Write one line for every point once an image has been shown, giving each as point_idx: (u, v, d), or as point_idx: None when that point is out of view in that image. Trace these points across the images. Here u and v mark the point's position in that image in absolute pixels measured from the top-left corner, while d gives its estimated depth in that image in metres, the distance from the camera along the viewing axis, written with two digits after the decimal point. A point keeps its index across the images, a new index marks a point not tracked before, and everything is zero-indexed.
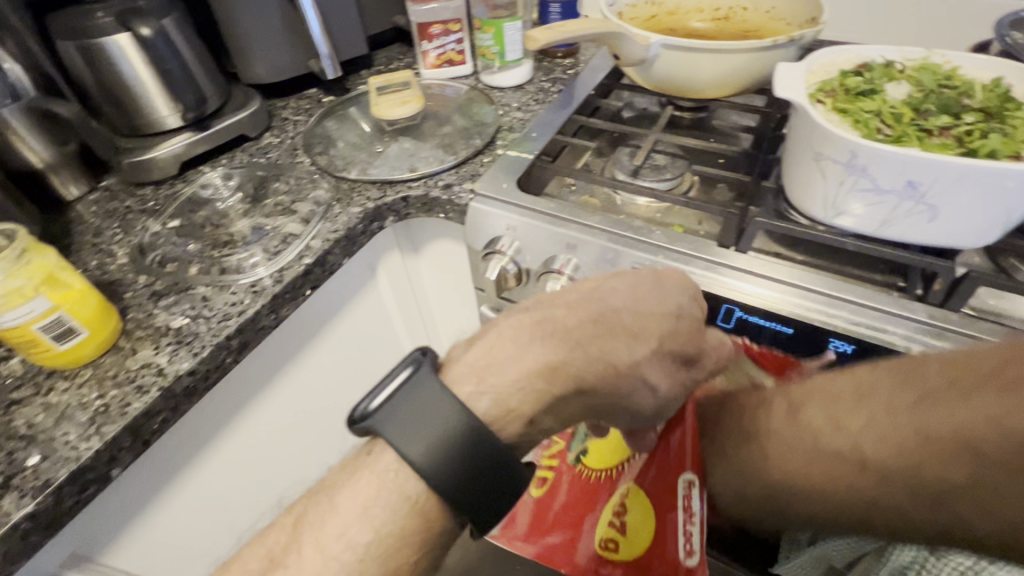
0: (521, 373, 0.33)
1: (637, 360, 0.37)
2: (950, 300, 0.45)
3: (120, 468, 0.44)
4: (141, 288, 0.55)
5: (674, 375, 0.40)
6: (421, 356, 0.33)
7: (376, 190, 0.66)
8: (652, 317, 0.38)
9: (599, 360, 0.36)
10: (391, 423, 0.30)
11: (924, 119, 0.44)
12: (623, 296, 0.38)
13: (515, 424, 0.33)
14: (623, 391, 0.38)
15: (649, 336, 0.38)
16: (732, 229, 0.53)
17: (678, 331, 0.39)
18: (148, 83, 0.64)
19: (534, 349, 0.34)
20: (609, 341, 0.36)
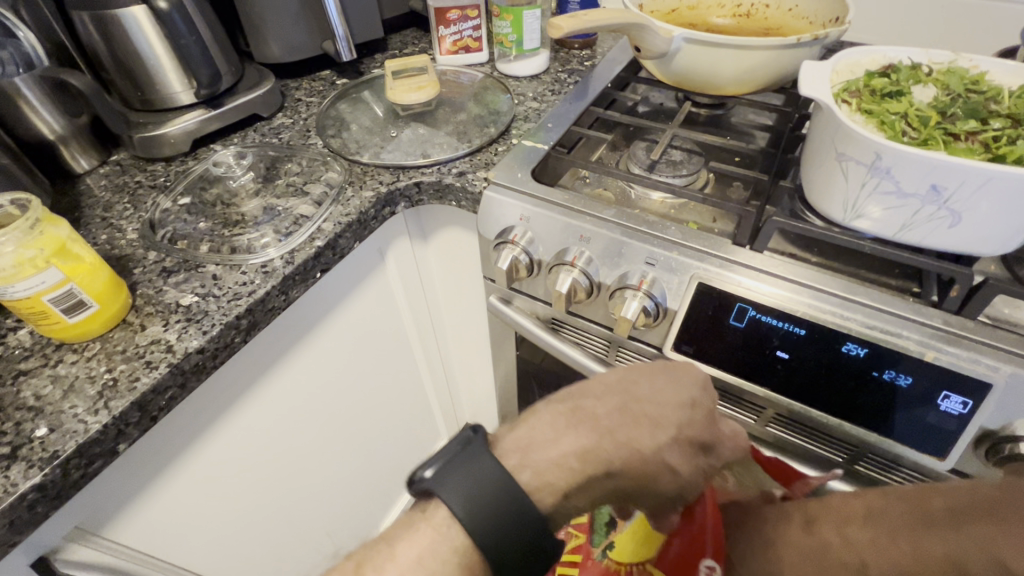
0: (559, 452, 0.37)
1: (659, 447, 0.39)
2: (967, 307, 0.44)
3: (127, 443, 0.44)
4: (151, 264, 0.55)
5: (696, 460, 0.41)
6: (473, 430, 0.37)
7: (388, 175, 0.65)
8: (668, 406, 0.40)
9: (626, 449, 0.38)
10: (444, 486, 0.34)
11: (950, 123, 0.44)
12: (645, 386, 0.41)
13: (549, 498, 0.37)
14: (649, 477, 0.40)
15: (668, 424, 0.40)
16: (748, 227, 0.52)
17: (694, 420, 0.40)
18: (163, 58, 0.64)
19: (565, 435, 0.38)
20: (634, 430, 0.39)
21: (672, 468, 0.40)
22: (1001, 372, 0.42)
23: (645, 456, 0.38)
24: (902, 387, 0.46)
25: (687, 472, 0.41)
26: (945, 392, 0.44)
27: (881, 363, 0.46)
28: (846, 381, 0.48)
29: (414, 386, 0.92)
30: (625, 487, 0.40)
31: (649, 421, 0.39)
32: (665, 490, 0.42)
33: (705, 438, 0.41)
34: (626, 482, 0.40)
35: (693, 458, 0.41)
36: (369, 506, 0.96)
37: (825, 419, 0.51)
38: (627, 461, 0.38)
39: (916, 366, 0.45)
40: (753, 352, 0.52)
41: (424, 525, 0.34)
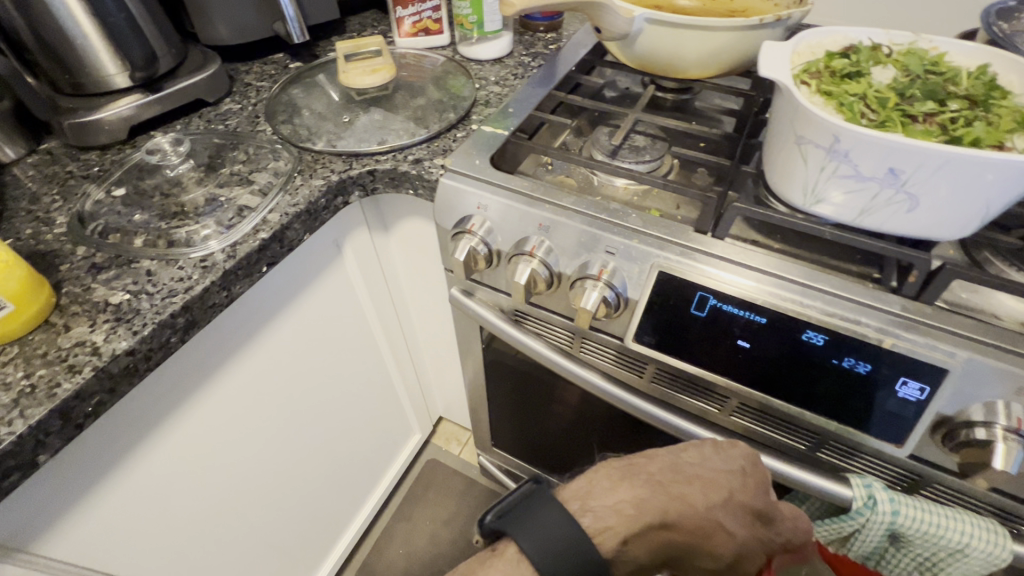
0: (620, 499, 0.32)
1: (712, 508, 0.35)
2: (924, 293, 0.44)
3: (48, 454, 0.41)
4: (80, 260, 0.51)
5: (752, 525, 0.37)
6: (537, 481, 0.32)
7: (341, 162, 0.62)
8: (723, 470, 0.37)
9: (683, 508, 0.34)
10: (517, 527, 0.29)
11: (909, 105, 0.43)
12: (697, 451, 0.38)
13: (611, 543, 0.31)
14: (704, 541, 0.35)
15: (721, 487, 0.36)
16: (709, 213, 0.51)
17: (748, 485, 0.37)
18: (92, 38, 0.59)
19: (629, 487, 0.33)
20: (689, 487, 0.35)
21: (729, 532, 0.36)
22: (957, 358, 0.41)
23: (698, 520, 0.34)
24: (862, 374, 0.45)
25: (743, 538, 0.36)
26: (903, 378, 0.44)
27: (841, 351, 0.45)
28: (806, 370, 0.48)
29: (380, 383, 0.90)
30: (673, 552, 0.35)
31: (705, 485, 0.36)
32: (716, 559, 0.37)
33: (762, 506, 0.37)
34: (680, 547, 0.35)
35: (749, 523, 0.37)
36: (338, 505, 0.94)
37: (788, 409, 0.51)
38: (684, 525, 0.34)
39: (875, 353, 0.44)
40: (715, 341, 0.51)
41: (498, 566, 0.29)
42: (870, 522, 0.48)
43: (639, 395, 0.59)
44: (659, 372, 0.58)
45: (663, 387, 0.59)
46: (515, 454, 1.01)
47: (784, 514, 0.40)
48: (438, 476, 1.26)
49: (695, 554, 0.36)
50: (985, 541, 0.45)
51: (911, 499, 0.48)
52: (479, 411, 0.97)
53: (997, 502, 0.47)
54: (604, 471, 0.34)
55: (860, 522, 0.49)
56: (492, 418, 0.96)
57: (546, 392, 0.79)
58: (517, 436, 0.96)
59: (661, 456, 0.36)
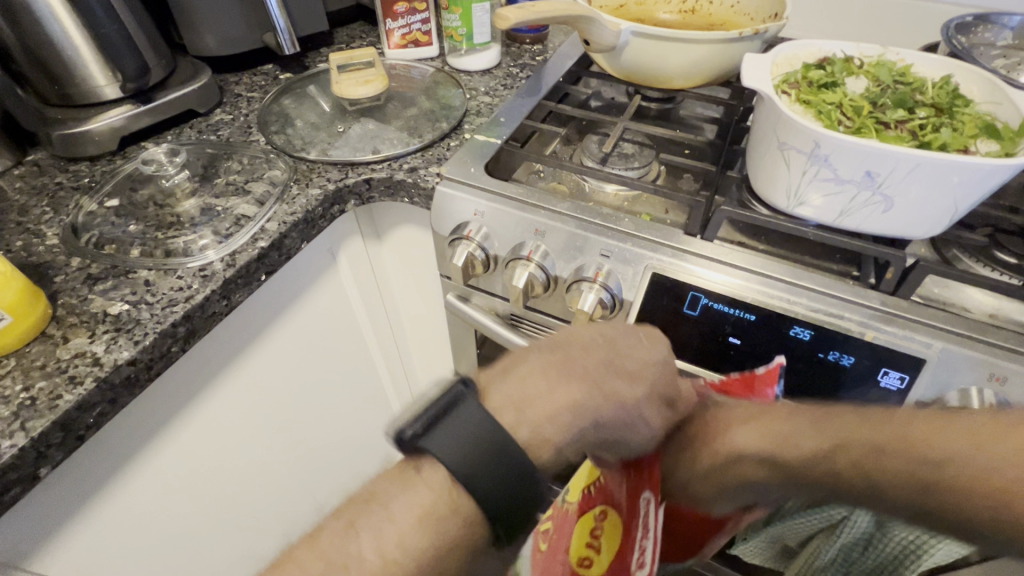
0: (554, 404, 0.33)
1: (642, 405, 0.36)
2: (901, 288, 0.47)
3: (49, 467, 0.40)
4: (74, 271, 0.50)
5: (671, 420, 0.39)
6: (461, 390, 0.30)
7: (337, 172, 0.63)
8: (656, 366, 0.37)
9: (612, 403, 0.35)
10: (443, 450, 0.28)
11: (881, 112, 0.46)
12: (631, 348, 0.37)
13: (546, 452, 0.32)
14: (626, 431, 0.37)
15: (647, 380, 0.36)
16: (698, 217, 0.53)
17: (673, 381, 0.39)
18: (82, 49, 0.59)
19: (558, 391, 0.33)
20: (622, 384, 0.35)
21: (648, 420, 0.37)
22: (933, 348, 0.44)
23: (622, 411, 0.35)
24: (846, 367, 0.48)
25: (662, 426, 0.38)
26: (884, 368, 0.46)
27: (826, 345, 0.48)
28: (795, 364, 0.50)
29: (374, 389, 0.90)
30: (594, 442, 0.36)
31: (631, 378, 0.36)
32: (637, 444, 0.38)
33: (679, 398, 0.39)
34: (604, 438, 0.36)
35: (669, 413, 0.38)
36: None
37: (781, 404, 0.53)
38: (610, 418, 0.35)
39: (858, 345, 0.46)
40: (707, 339, 0.53)
41: (421, 489, 0.29)
42: None
43: None
44: None
45: None
46: None
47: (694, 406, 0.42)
48: None
49: (617, 444, 0.37)
50: None
51: None
52: None
53: None
54: (528, 372, 0.34)
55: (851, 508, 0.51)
56: None
57: None
58: None
59: (586, 348, 0.36)
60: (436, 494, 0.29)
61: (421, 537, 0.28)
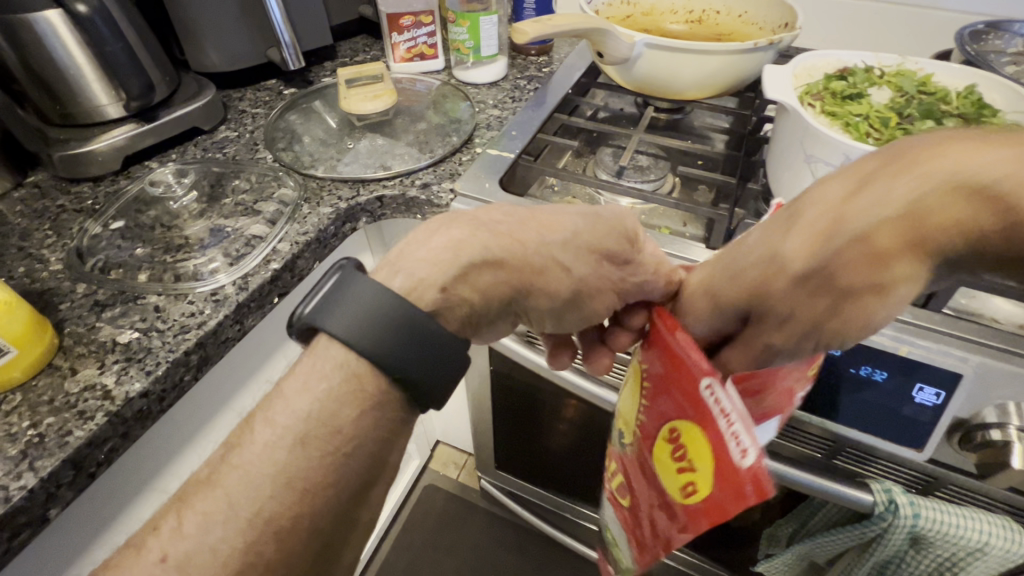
0: (431, 250, 0.33)
1: (547, 246, 0.36)
2: (933, 300, 0.46)
3: (60, 508, 0.39)
4: (81, 298, 0.49)
5: (597, 265, 0.38)
6: (349, 263, 0.32)
7: (348, 189, 0.62)
8: (560, 215, 0.38)
9: (515, 249, 0.35)
10: (326, 316, 0.30)
11: (909, 123, 0.45)
12: (543, 207, 0.38)
13: (433, 293, 0.32)
14: (538, 275, 0.36)
15: (560, 230, 0.37)
16: (720, 231, 0.53)
17: (590, 226, 0.38)
18: (85, 67, 0.57)
19: (452, 238, 0.34)
20: (517, 229, 0.36)
21: (566, 270, 0.37)
22: (972, 363, 0.43)
23: (529, 258, 0.36)
24: (879, 382, 0.47)
25: (583, 276, 0.37)
26: (919, 384, 0.45)
27: (859, 360, 0.47)
28: (824, 379, 0.49)
29: None
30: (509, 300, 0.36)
31: (542, 229, 0.37)
32: (557, 297, 0.38)
33: (608, 247, 0.38)
34: (515, 291, 0.36)
35: (589, 261, 0.37)
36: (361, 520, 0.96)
37: (806, 418, 0.51)
38: (516, 265, 0.35)
39: (891, 360, 0.45)
40: None
41: (310, 358, 0.31)
42: (894, 526, 0.49)
43: None
44: None
45: None
46: (519, 476, 1.00)
47: (642, 265, 0.39)
48: (437, 502, 1.24)
49: (534, 299, 0.37)
50: (1003, 539, 0.46)
51: (929, 501, 0.49)
52: (481, 430, 0.96)
53: (1007, 498, 0.49)
54: (424, 233, 0.35)
55: (883, 527, 0.50)
56: (495, 440, 0.95)
57: (553, 412, 0.78)
58: (523, 457, 0.95)
59: (495, 212, 0.37)
60: (328, 355, 0.30)
61: (307, 399, 0.29)
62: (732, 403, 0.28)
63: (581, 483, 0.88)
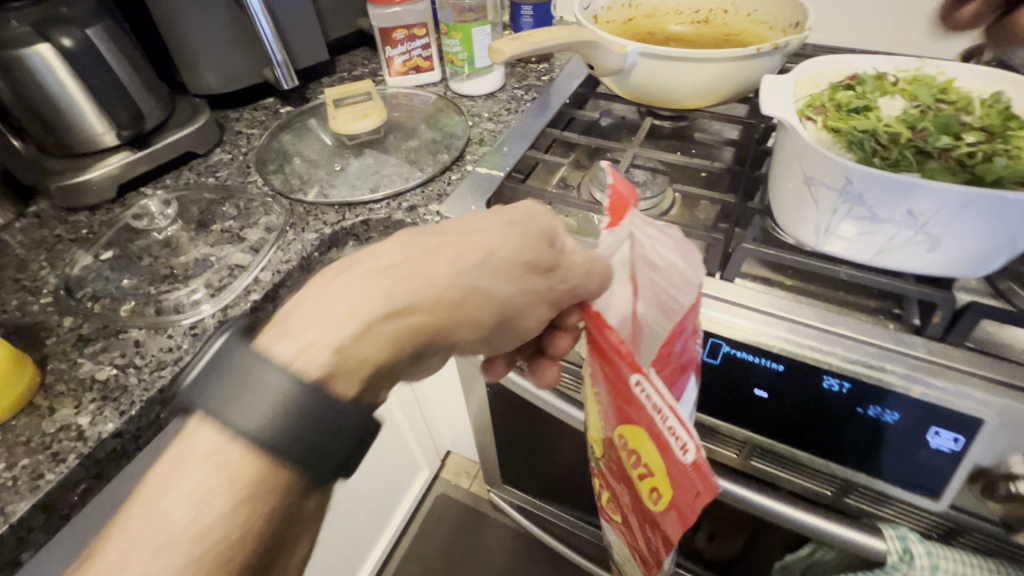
0: (329, 303, 0.28)
1: (465, 277, 0.30)
2: (952, 333, 0.42)
3: (32, 551, 0.39)
4: (66, 333, 0.49)
5: (525, 283, 0.33)
6: (234, 331, 0.27)
7: (334, 213, 0.61)
8: (476, 234, 0.32)
9: (429, 284, 0.30)
10: (195, 400, 0.26)
11: (922, 141, 0.40)
12: (460, 223, 0.33)
13: (323, 358, 0.27)
14: (458, 312, 0.31)
15: (476, 252, 0.31)
16: (716, 255, 0.49)
17: (515, 245, 0.32)
18: (74, 99, 0.58)
19: (353, 287, 0.28)
20: (425, 262, 0.30)
21: (492, 295, 0.31)
22: (993, 408, 0.39)
23: (445, 293, 0.30)
24: (890, 424, 0.43)
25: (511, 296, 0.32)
26: (934, 428, 0.41)
27: (867, 399, 0.43)
28: (829, 420, 0.45)
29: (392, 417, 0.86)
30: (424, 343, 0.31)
31: (455, 252, 0.31)
32: (481, 326, 0.32)
33: (535, 257, 0.33)
34: (433, 332, 0.30)
35: (519, 280, 0.32)
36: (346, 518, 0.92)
37: (807, 458, 0.48)
38: (432, 304, 0.30)
39: (903, 401, 0.41)
40: (728, 390, 0.48)
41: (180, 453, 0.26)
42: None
43: None
44: None
45: None
46: (526, 492, 0.99)
47: (575, 267, 0.34)
48: (449, 512, 1.23)
49: (458, 333, 0.32)
50: None
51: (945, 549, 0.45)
52: (485, 445, 0.95)
53: None
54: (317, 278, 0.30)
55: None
56: (500, 457, 0.94)
57: (553, 432, 0.76)
58: (529, 475, 0.93)
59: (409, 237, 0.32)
60: (201, 443, 0.26)
61: (183, 504, 0.25)
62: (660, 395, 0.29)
63: (586, 505, 0.85)
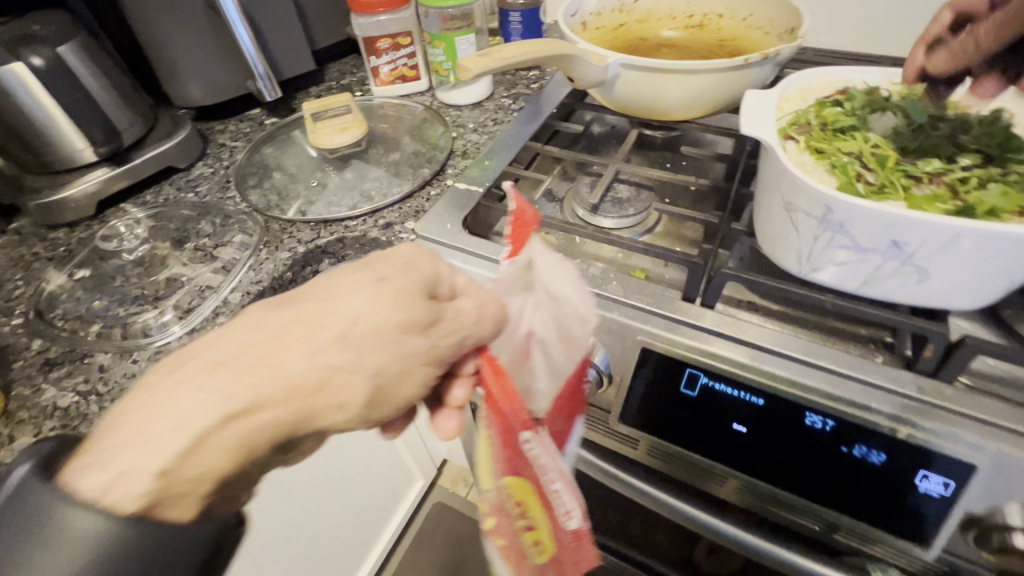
0: (166, 410, 0.26)
1: (317, 362, 0.28)
2: (944, 369, 0.39)
3: None
4: (33, 356, 0.49)
5: (397, 350, 0.29)
6: (32, 468, 0.27)
7: (310, 230, 0.59)
8: (335, 302, 0.29)
9: (272, 375, 0.27)
10: None
11: (911, 164, 0.37)
12: (323, 288, 0.30)
13: (137, 483, 0.26)
14: (312, 402, 0.28)
15: (336, 323, 0.28)
16: (696, 280, 0.46)
17: (376, 321, 0.29)
18: (50, 116, 0.57)
19: (189, 388, 0.27)
20: (269, 347, 0.28)
21: (358, 371, 0.28)
22: (984, 451, 0.36)
23: (297, 379, 0.27)
24: (877, 465, 0.40)
25: (384, 367, 0.29)
26: (922, 472, 0.39)
27: (851, 437, 0.40)
28: (812, 457, 0.42)
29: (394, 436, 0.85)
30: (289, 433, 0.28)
31: (309, 329, 0.28)
32: (349, 410, 0.29)
33: (408, 318, 0.29)
34: (296, 422, 0.28)
35: (391, 346, 0.29)
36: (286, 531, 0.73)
37: (791, 496, 0.45)
38: (281, 396, 0.27)
39: (889, 441, 0.39)
40: (707, 423, 0.46)
41: None
42: None
43: None
44: (652, 451, 0.51)
45: (661, 464, 0.52)
46: None
47: (457, 320, 0.31)
48: (445, 522, 1.22)
49: (330, 419, 0.29)
50: None
51: None
52: None
53: None
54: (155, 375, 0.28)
55: None
56: None
57: None
58: None
59: (264, 313, 0.29)
60: None
61: None
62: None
63: None
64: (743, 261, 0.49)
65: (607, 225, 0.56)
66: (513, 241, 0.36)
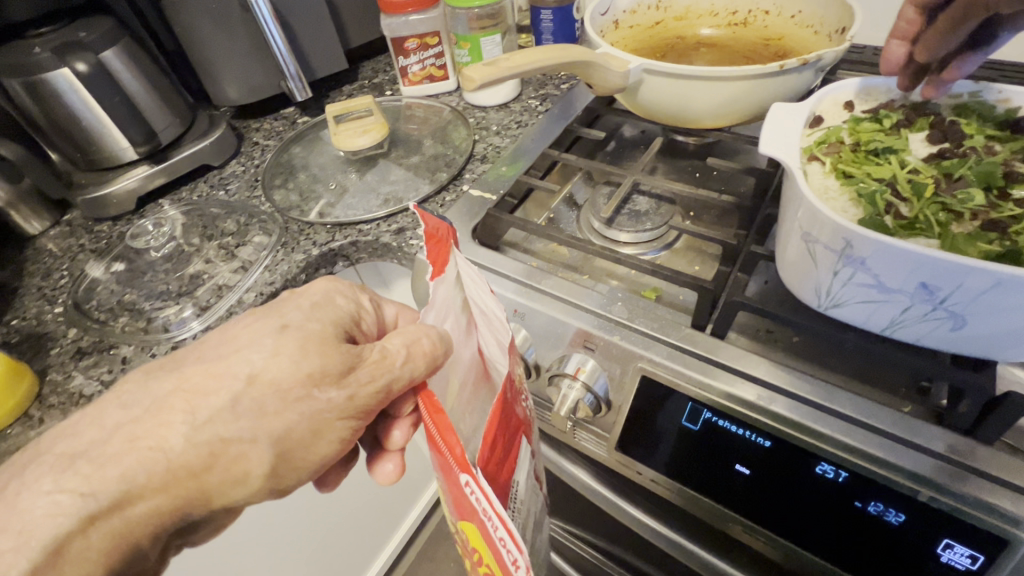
0: (47, 503, 0.30)
1: (189, 443, 0.32)
2: (981, 428, 0.34)
3: None
4: (68, 344, 0.52)
5: (291, 414, 0.33)
6: None
7: (325, 233, 0.60)
8: (210, 378, 0.33)
9: (147, 458, 0.32)
10: None
11: (951, 195, 0.33)
12: (216, 348, 0.35)
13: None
14: (200, 474, 0.33)
15: (214, 398, 0.33)
16: (706, 305, 0.43)
17: (249, 398, 0.33)
18: (96, 117, 0.61)
19: (40, 489, 0.31)
20: (139, 430, 0.32)
21: (251, 439, 0.33)
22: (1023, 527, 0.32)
23: (176, 460, 0.32)
24: (894, 524, 0.37)
25: (279, 432, 0.34)
26: (947, 540, 0.35)
27: (865, 493, 0.37)
28: (822, 510, 0.39)
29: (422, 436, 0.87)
30: (178, 509, 0.34)
31: (194, 401, 0.33)
32: (256, 472, 0.34)
33: (316, 368, 0.34)
34: (180, 499, 0.33)
35: (294, 405, 0.33)
36: (264, 535, 0.69)
37: (802, 550, 0.42)
38: (160, 480, 0.32)
39: (908, 502, 0.35)
40: (711, 460, 0.43)
41: None
42: None
43: (632, 498, 0.54)
44: (653, 483, 0.48)
45: (665, 491, 0.47)
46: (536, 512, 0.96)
47: (365, 371, 0.34)
48: None
49: (223, 491, 0.34)
50: None
51: None
52: None
53: None
54: (17, 465, 0.32)
55: None
56: None
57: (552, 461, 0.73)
58: None
59: (139, 385, 0.34)
60: None
61: None
62: (491, 503, 0.26)
63: None
64: (768, 284, 0.47)
65: (624, 238, 0.53)
66: (434, 261, 0.33)
